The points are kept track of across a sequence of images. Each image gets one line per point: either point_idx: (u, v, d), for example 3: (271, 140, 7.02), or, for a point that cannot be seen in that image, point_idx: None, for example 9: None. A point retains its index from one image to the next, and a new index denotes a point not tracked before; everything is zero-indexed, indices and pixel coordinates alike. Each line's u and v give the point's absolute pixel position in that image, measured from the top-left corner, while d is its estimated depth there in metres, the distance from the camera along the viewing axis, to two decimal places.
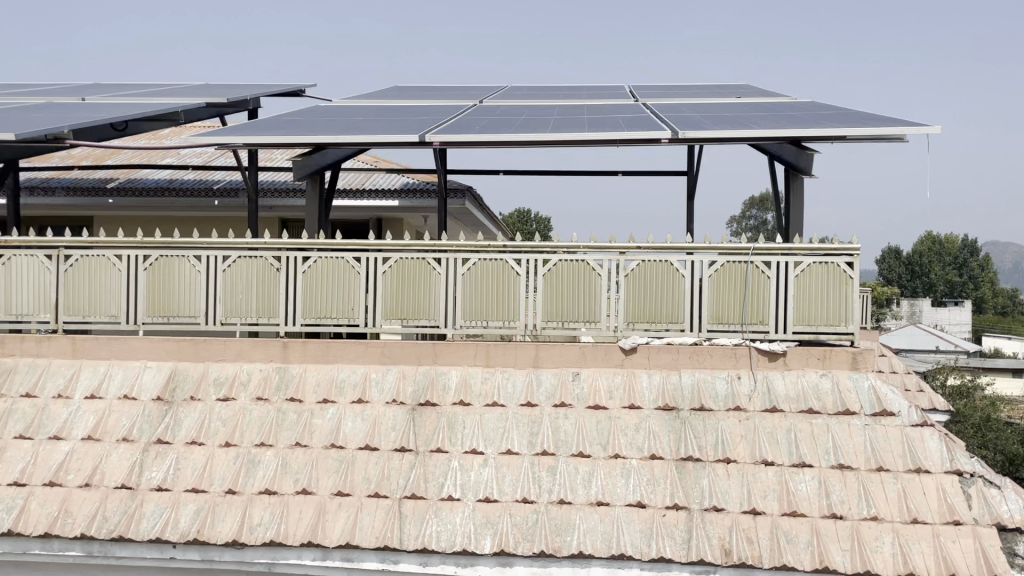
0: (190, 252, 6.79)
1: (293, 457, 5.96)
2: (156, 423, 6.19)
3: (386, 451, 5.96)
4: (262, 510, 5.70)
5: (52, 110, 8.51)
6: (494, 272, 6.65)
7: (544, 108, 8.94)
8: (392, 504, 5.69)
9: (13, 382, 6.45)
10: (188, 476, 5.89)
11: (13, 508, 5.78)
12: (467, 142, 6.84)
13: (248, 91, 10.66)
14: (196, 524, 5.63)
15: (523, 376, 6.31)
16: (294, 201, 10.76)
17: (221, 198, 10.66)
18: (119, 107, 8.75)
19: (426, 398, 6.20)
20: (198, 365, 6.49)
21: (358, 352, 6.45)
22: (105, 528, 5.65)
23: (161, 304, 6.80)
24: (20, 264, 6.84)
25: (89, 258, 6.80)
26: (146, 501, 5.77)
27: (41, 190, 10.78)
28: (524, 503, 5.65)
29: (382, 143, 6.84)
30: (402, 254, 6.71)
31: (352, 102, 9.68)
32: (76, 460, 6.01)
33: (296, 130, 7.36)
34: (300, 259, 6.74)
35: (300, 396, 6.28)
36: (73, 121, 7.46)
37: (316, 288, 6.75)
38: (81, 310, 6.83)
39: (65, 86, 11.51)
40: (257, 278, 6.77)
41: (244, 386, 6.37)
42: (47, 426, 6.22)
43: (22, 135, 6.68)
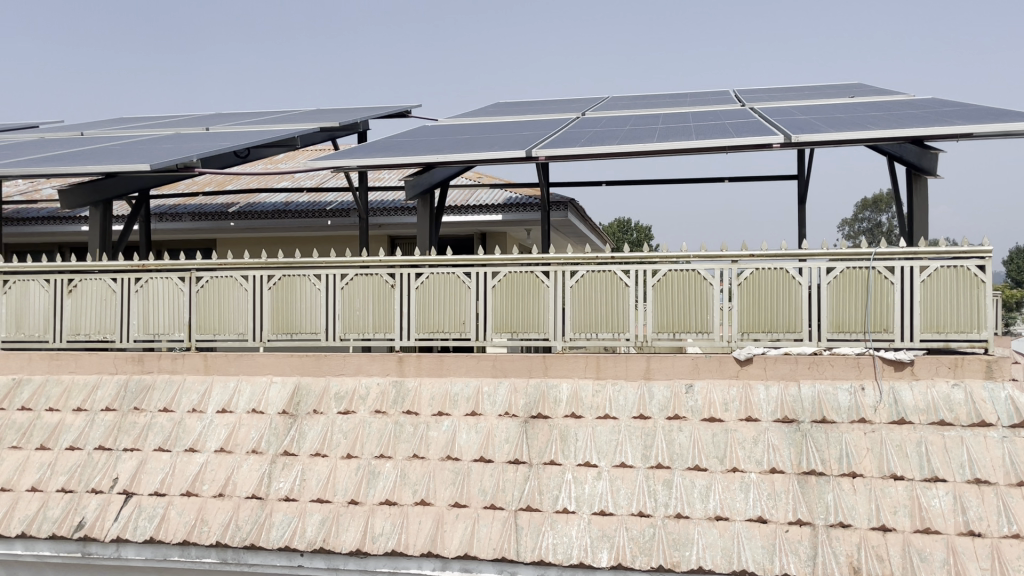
0: (310, 271, 7.08)
1: (411, 468, 6.12)
2: (282, 435, 6.47)
3: (500, 463, 6.03)
4: (383, 520, 5.87)
5: (182, 141, 9.04)
6: (602, 284, 6.66)
7: (649, 117, 8.89)
8: (508, 516, 5.74)
9: (151, 397, 6.86)
10: (314, 487, 6.12)
11: (154, 517, 6.12)
12: (573, 155, 6.88)
13: (358, 114, 11.04)
14: (323, 532, 5.83)
15: (635, 389, 6.26)
16: (402, 218, 11.08)
17: (334, 218, 11.13)
18: (241, 136, 9.22)
19: (538, 410, 6.25)
20: (320, 379, 6.75)
21: (470, 365, 6.57)
22: (238, 536, 5.90)
23: (283, 322, 7.11)
24: (156, 286, 7.29)
25: (219, 279, 7.20)
26: (275, 510, 6.03)
27: (169, 217, 11.45)
28: (640, 517, 5.60)
29: (489, 160, 6.95)
30: (512, 268, 6.79)
31: (457, 120, 9.90)
32: (210, 472, 6.34)
33: (405, 150, 7.57)
34: (413, 276, 6.93)
35: (416, 408, 6.45)
36: (201, 150, 7.91)
37: (429, 304, 6.92)
38: (212, 328, 7.22)
39: (189, 117, 12.23)
40: (373, 294, 7.00)
41: (363, 399, 6.58)
42: (183, 439, 6.58)
43: (157, 165, 7.14)
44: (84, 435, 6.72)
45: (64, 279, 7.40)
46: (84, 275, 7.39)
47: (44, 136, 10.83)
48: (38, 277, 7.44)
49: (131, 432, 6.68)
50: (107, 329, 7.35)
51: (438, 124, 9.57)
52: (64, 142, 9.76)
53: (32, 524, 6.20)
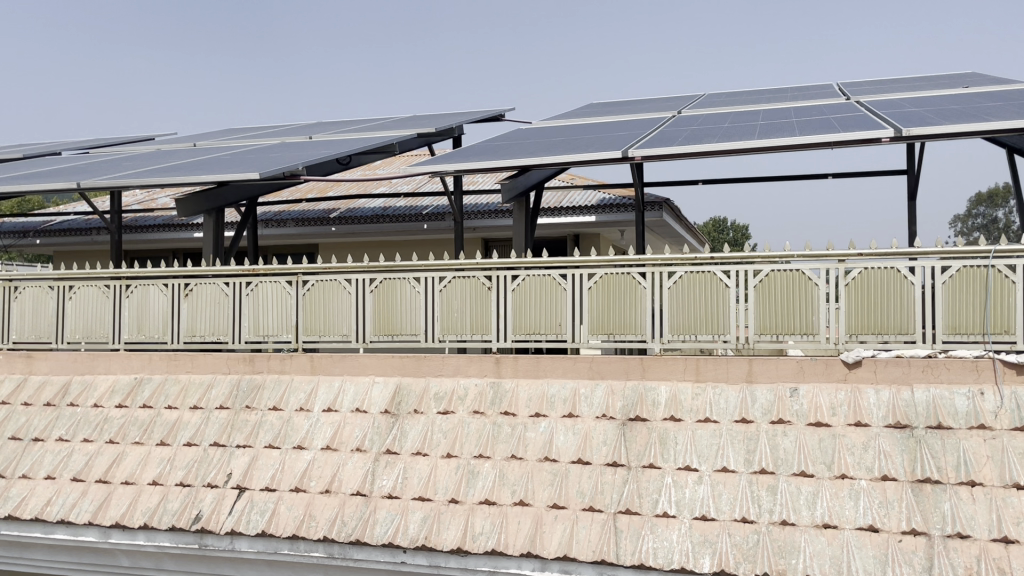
0: (410, 274, 7.25)
1: (510, 469, 6.18)
2: (385, 434, 6.64)
3: (599, 465, 6.02)
4: (483, 520, 5.94)
5: (288, 150, 9.40)
6: (702, 285, 6.55)
7: (749, 114, 8.69)
8: (607, 518, 5.71)
9: (262, 396, 7.16)
10: (415, 485, 6.25)
11: (266, 511, 6.37)
12: (671, 154, 6.80)
13: (454, 119, 11.22)
14: (424, 530, 5.94)
15: (737, 392, 6.13)
16: (495, 220, 11.24)
17: (430, 222, 11.36)
18: (342, 143, 9.52)
19: (636, 413, 6.20)
20: (419, 380, 6.89)
21: (567, 367, 6.58)
22: (344, 532, 6.08)
23: (385, 324, 7.30)
24: (266, 290, 7.60)
25: (323, 282, 7.45)
26: (378, 508, 6.19)
27: (274, 223, 11.94)
28: (744, 523, 5.48)
29: (586, 161, 6.95)
30: (609, 269, 6.77)
31: (551, 123, 9.93)
32: (317, 468, 6.56)
33: (502, 154, 7.64)
34: (509, 278, 6.99)
35: (513, 409, 6.51)
36: (306, 158, 8.20)
37: (526, 306, 6.96)
38: (317, 330, 7.47)
39: (293, 126, 12.69)
40: (471, 297, 7.10)
41: (462, 400, 6.69)
42: (292, 436, 6.84)
43: (266, 173, 7.45)
44: (200, 432, 7.05)
45: (182, 283, 7.81)
46: (200, 280, 7.78)
47: (161, 148, 11.44)
48: (158, 281, 7.88)
49: (243, 430, 6.98)
50: (220, 331, 7.70)
51: (533, 127, 9.62)
52: (180, 153, 10.29)
53: (153, 516, 6.53)
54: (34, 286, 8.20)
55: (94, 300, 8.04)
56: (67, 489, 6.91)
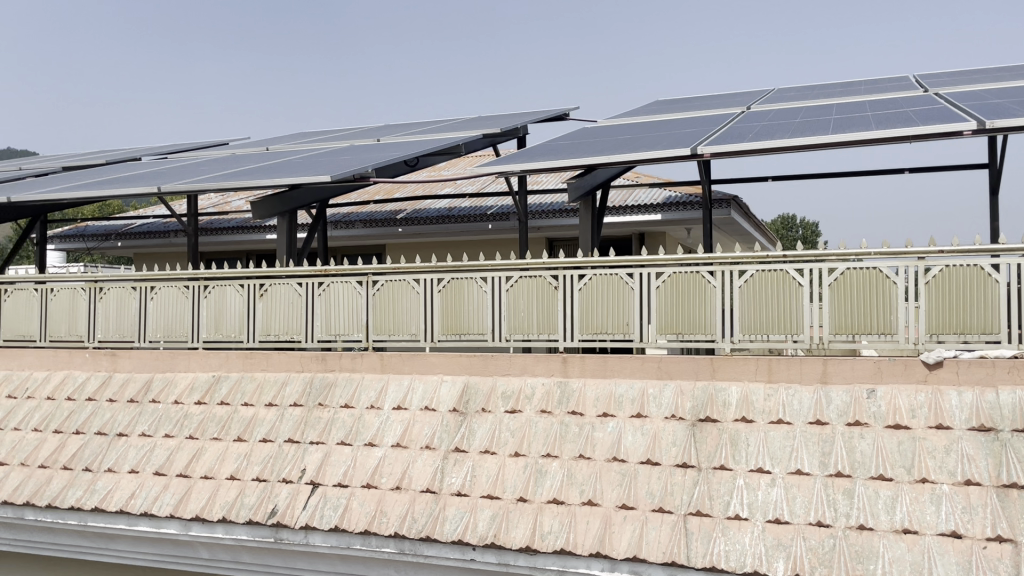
0: (478, 274, 7.31)
1: (578, 469, 6.17)
2: (453, 432, 6.71)
3: (668, 466, 5.97)
4: (552, 519, 5.95)
5: (357, 153, 9.57)
6: (774, 284, 6.43)
7: (821, 108, 8.49)
8: (677, 520, 5.66)
9: (334, 394, 7.30)
10: (484, 483, 6.30)
11: (338, 506, 6.50)
12: (741, 151, 6.69)
13: (519, 119, 11.27)
14: (493, 528, 5.98)
15: (811, 393, 6.00)
16: (557, 220, 11.30)
17: (495, 222, 11.43)
18: (410, 145, 9.65)
19: (707, 414, 6.12)
20: (487, 378, 6.94)
21: (636, 366, 6.54)
22: (415, 528, 6.17)
23: (453, 323, 7.37)
24: (337, 290, 7.76)
25: (393, 282, 7.57)
26: (448, 505, 6.26)
27: (343, 224, 12.19)
28: (819, 527, 5.36)
29: (654, 159, 6.89)
30: (678, 268, 6.70)
31: (617, 121, 9.88)
32: (388, 465, 6.67)
33: (568, 153, 7.64)
34: (576, 277, 6.99)
35: (581, 409, 6.50)
36: (375, 160, 8.34)
37: (593, 305, 6.94)
38: (387, 329, 7.59)
39: (361, 129, 12.91)
40: (538, 296, 7.11)
41: (530, 399, 6.71)
42: (363, 433, 6.96)
43: (337, 176, 7.61)
44: (275, 428, 7.24)
45: (257, 284, 8.03)
46: (274, 280, 7.99)
47: (235, 153, 11.78)
48: (235, 282, 8.12)
49: (316, 426, 7.14)
50: (294, 330, 7.90)
51: (599, 126, 9.59)
52: (253, 157, 10.58)
53: (231, 510, 6.73)
54: (118, 286, 8.54)
55: (174, 300, 8.33)
56: (150, 482, 7.17)
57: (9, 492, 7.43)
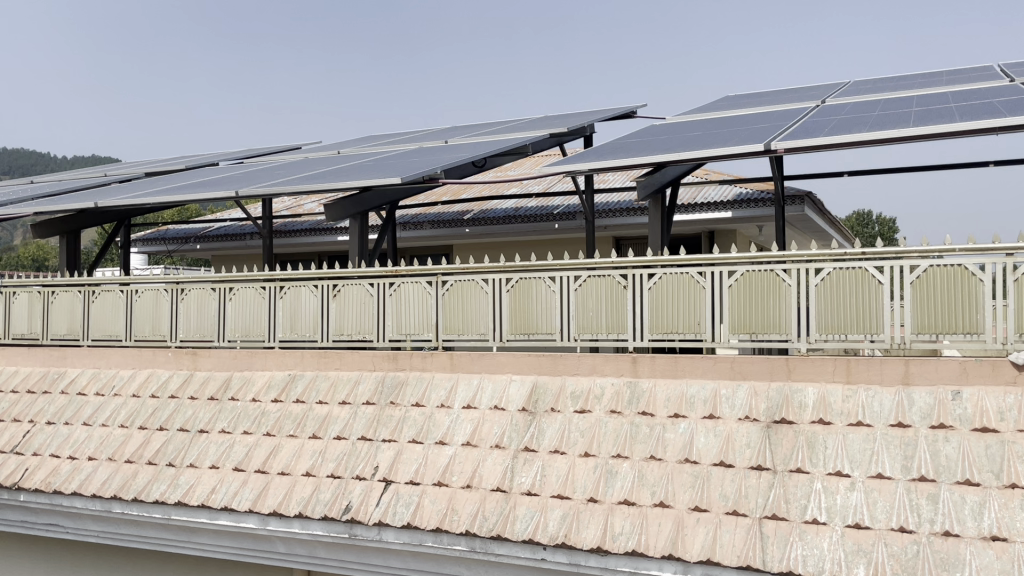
0: (546, 273, 7.30)
1: (649, 470, 6.11)
2: (522, 432, 6.72)
3: (742, 468, 5.86)
4: (623, 520, 5.91)
5: (426, 154, 9.68)
6: (852, 282, 6.25)
7: (900, 100, 8.22)
8: (752, 523, 5.56)
9: (405, 393, 7.40)
10: (554, 482, 6.30)
11: (411, 504, 6.59)
12: (816, 146, 6.53)
13: (585, 117, 11.22)
14: (564, 528, 5.98)
15: (892, 394, 5.81)
16: (625, 219, 11.22)
17: (561, 222, 11.43)
18: (477, 146, 9.71)
19: (782, 415, 5.99)
20: (556, 378, 6.93)
21: (708, 366, 6.43)
22: (486, 527, 6.20)
23: (521, 323, 7.38)
24: (407, 290, 7.87)
25: (462, 282, 7.63)
26: (518, 504, 6.28)
27: (412, 225, 12.35)
28: (901, 532, 5.20)
29: (725, 156, 6.78)
30: (751, 266, 6.57)
31: (685, 118, 9.76)
32: (459, 464, 6.73)
33: (637, 151, 7.58)
34: (645, 276, 6.92)
35: (652, 409, 6.43)
36: (444, 162, 8.43)
37: (663, 304, 6.86)
38: (456, 329, 7.66)
39: (428, 131, 13.05)
40: (607, 296, 7.07)
41: (599, 399, 6.67)
42: (434, 432, 7.04)
43: (407, 178, 7.72)
44: (348, 426, 7.38)
45: (330, 284, 8.20)
46: (346, 281, 8.14)
47: (307, 156, 12.05)
48: (309, 283, 8.30)
49: (388, 424, 7.25)
50: (365, 330, 8.04)
51: (668, 123, 9.47)
52: (325, 161, 10.80)
53: (307, 505, 6.89)
54: (199, 288, 8.83)
55: (251, 300, 8.57)
56: (229, 477, 7.39)
57: (98, 486, 7.75)
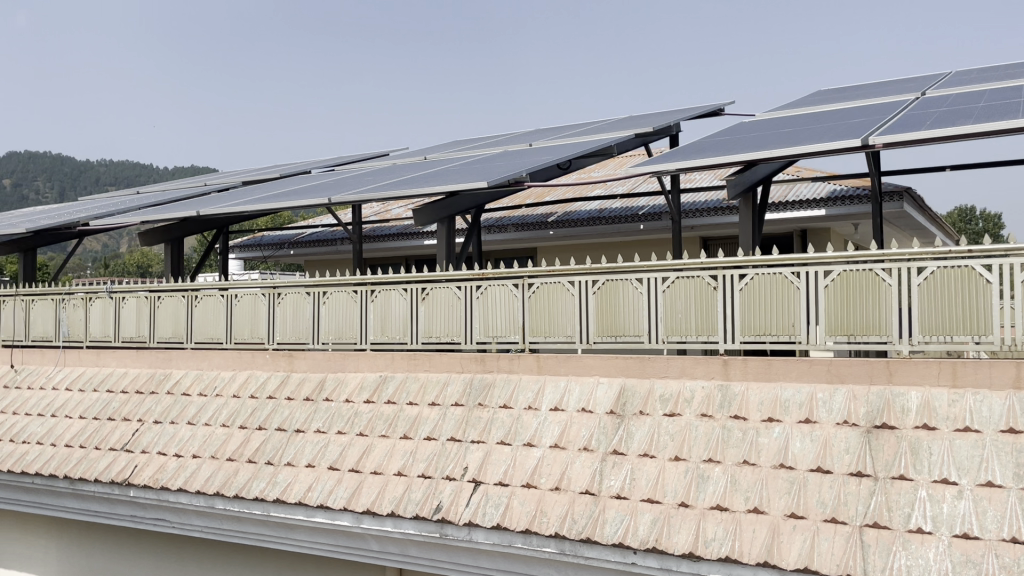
0: (633, 275, 7.24)
1: (742, 475, 5.98)
2: (611, 435, 6.67)
3: (840, 475, 5.67)
4: (716, 526, 5.80)
5: (511, 158, 9.74)
6: (957, 281, 5.96)
7: (1007, 90, 7.82)
8: (852, 531, 5.38)
9: (493, 395, 7.46)
10: (644, 486, 6.23)
11: (500, 505, 6.64)
12: (917, 140, 6.27)
13: (671, 116, 11.09)
14: (655, 532, 5.92)
15: (1003, 399, 5.51)
16: (714, 219, 11.04)
17: (647, 222, 11.32)
18: (562, 149, 9.72)
19: (883, 420, 5.76)
20: (644, 381, 6.85)
21: (803, 369, 6.24)
22: (575, 529, 6.20)
23: (609, 325, 7.34)
24: (494, 292, 7.94)
25: (548, 284, 7.64)
26: (608, 507, 6.24)
27: (496, 228, 12.46)
28: (1015, 544, 4.97)
29: (819, 152, 6.59)
30: (848, 265, 6.36)
31: (775, 114, 9.52)
32: (547, 466, 6.73)
33: (726, 150, 7.43)
34: (737, 277, 6.79)
35: (744, 413, 6.28)
36: (529, 165, 8.46)
37: (755, 305, 6.70)
38: (543, 331, 7.67)
39: (512, 134, 13.13)
40: (696, 297, 6.96)
41: (689, 402, 6.56)
42: (522, 434, 7.06)
43: (493, 182, 7.78)
44: (438, 427, 7.49)
45: (419, 288, 8.35)
46: (434, 285, 8.27)
47: (395, 163, 12.29)
48: (399, 286, 8.47)
49: (477, 426, 7.31)
50: (453, 332, 8.14)
51: (757, 120, 9.26)
52: (412, 166, 11.00)
53: (399, 504, 7.02)
54: (294, 292, 9.13)
55: (344, 304, 8.81)
56: (325, 476, 7.61)
57: (202, 482, 8.09)
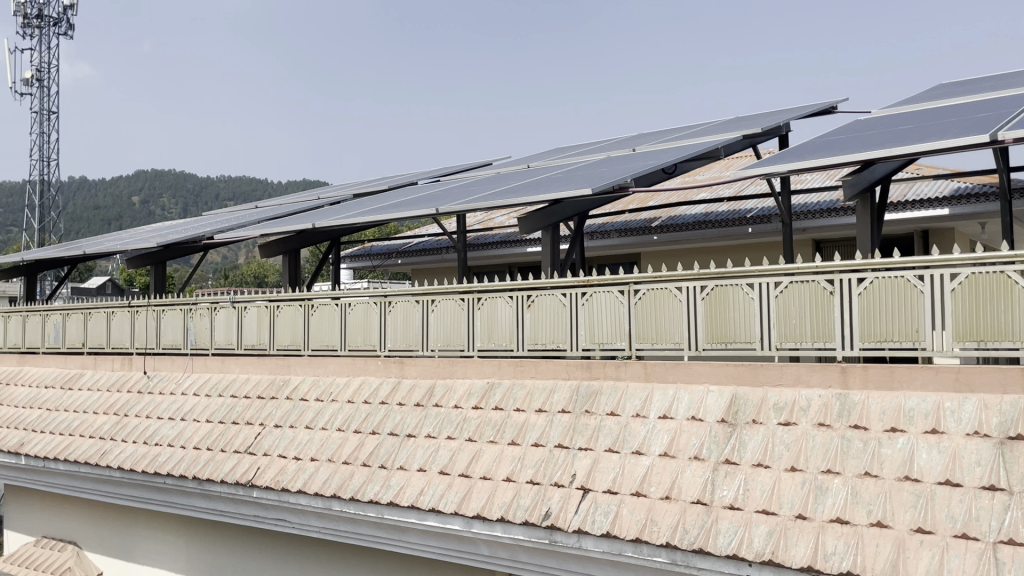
0: (744, 280, 7.08)
1: (864, 487, 5.75)
2: (722, 444, 6.53)
3: (971, 489, 5.38)
4: (835, 539, 5.60)
5: (615, 164, 9.70)
6: None
7: None
8: (986, 548, 5.11)
9: (600, 402, 7.43)
10: (758, 497, 6.07)
11: (609, 513, 6.60)
12: None
13: (780, 116, 10.79)
14: (771, 545, 5.76)
15: None
16: (827, 221, 10.68)
17: (755, 225, 11.07)
18: (667, 153, 9.61)
19: (1018, 431, 5.42)
20: (757, 389, 6.67)
21: (929, 377, 5.94)
22: (687, 539, 6.11)
23: (719, 332, 7.19)
24: (600, 299, 7.92)
25: (656, 290, 7.57)
26: (721, 518, 6.11)
27: (599, 234, 12.44)
28: None
29: (942, 149, 6.27)
30: (978, 267, 6.02)
31: (892, 111, 9.13)
32: (657, 474, 6.65)
33: (840, 149, 7.17)
34: (855, 281, 6.54)
35: (865, 423, 6.03)
36: (633, 171, 8.41)
37: (875, 310, 6.44)
38: (650, 338, 7.59)
39: (615, 139, 13.08)
40: (810, 302, 6.74)
41: (805, 411, 6.35)
42: (630, 441, 7.00)
43: (597, 188, 7.77)
44: (545, 433, 7.52)
45: (525, 295, 8.42)
46: (540, 291, 8.33)
47: (499, 171, 12.45)
48: (505, 293, 8.57)
49: (585, 433, 7.30)
50: (559, 339, 8.16)
51: (873, 118, 8.91)
52: (516, 175, 11.12)
53: (509, 510, 7.10)
54: (404, 300, 9.37)
55: (451, 311, 8.98)
56: (436, 480, 7.77)
57: (319, 484, 8.40)
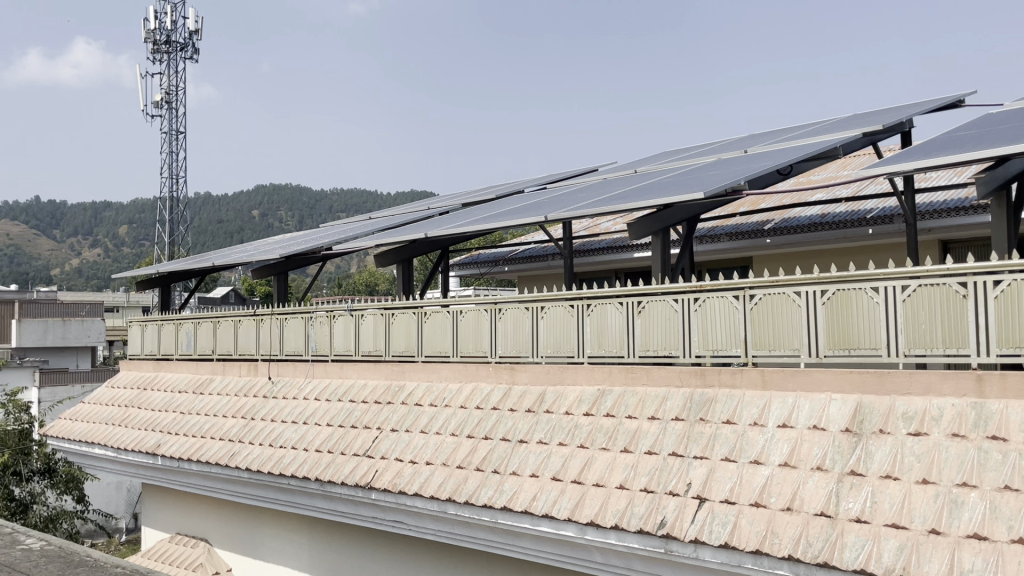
0: (869, 284, 6.81)
1: (1004, 501, 5.43)
2: (847, 454, 6.29)
3: None
4: (973, 556, 5.32)
5: (726, 166, 9.51)
6: None
7: None
8: None
9: (715, 410, 7.29)
10: (887, 510, 5.82)
11: (727, 523, 6.48)
12: None
13: (902, 112, 10.31)
14: (902, 560, 5.53)
15: None
16: (956, 220, 10.13)
17: (875, 227, 10.64)
18: (781, 153, 9.35)
19: None
20: (884, 398, 6.39)
21: None
22: (811, 553, 5.93)
23: (841, 338, 6.93)
24: (714, 305, 7.78)
25: (773, 295, 7.37)
26: (847, 531, 5.90)
27: (709, 239, 12.22)
28: None
29: None
30: None
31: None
32: (776, 485, 6.46)
33: (971, 145, 6.80)
34: (990, 284, 6.19)
35: (1004, 434, 5.68)
36: (746, 173, 8.23)
37: (1013, 315, 6.07)
38: (767, 344, 7.40)
39: (725, 141, 12.82)
40: (941, 306, 6.41)
41: (937, 421, 6.04)
42: (748, 450, 6.84)
43: (709, 192, 7.64)
44: (659, 441, 7.44)
45: (636, 301, 8.37)
46: (651, 298, 8.25)
47: (606, 178, 12.42)
48: (615, 300, 8.54)
49: (700, 441, 7.18)
50: (672, 346, 8.05)
51: (1006, 110, 8.40)
52: (624, 180, 11.06)
53: (623, 518, 7.07)
54: (514, 307, 9.47)
55: (561, 318, 9.00)
56: (549, 486, 7.81)
57: (435, 488, 8.60)
